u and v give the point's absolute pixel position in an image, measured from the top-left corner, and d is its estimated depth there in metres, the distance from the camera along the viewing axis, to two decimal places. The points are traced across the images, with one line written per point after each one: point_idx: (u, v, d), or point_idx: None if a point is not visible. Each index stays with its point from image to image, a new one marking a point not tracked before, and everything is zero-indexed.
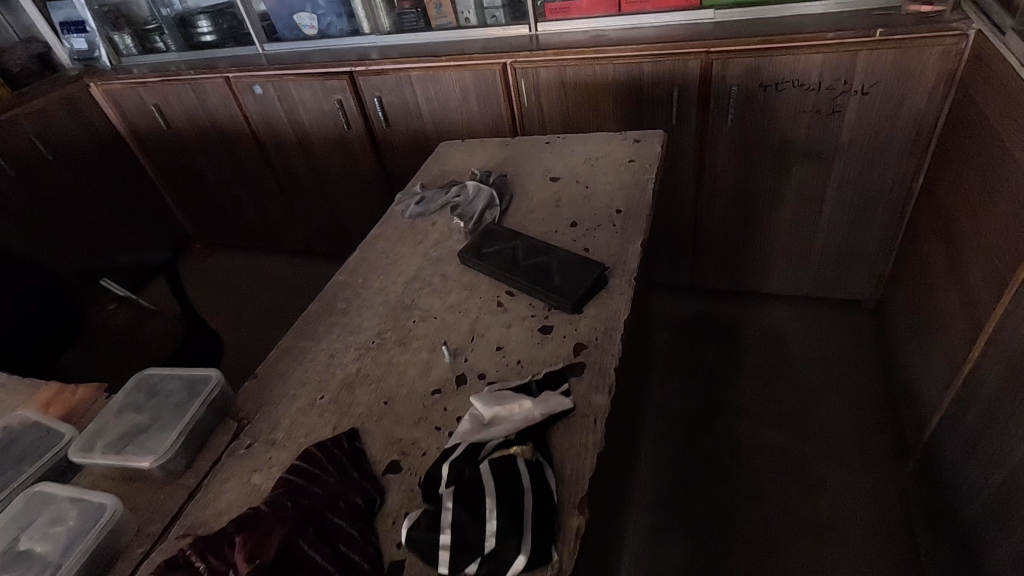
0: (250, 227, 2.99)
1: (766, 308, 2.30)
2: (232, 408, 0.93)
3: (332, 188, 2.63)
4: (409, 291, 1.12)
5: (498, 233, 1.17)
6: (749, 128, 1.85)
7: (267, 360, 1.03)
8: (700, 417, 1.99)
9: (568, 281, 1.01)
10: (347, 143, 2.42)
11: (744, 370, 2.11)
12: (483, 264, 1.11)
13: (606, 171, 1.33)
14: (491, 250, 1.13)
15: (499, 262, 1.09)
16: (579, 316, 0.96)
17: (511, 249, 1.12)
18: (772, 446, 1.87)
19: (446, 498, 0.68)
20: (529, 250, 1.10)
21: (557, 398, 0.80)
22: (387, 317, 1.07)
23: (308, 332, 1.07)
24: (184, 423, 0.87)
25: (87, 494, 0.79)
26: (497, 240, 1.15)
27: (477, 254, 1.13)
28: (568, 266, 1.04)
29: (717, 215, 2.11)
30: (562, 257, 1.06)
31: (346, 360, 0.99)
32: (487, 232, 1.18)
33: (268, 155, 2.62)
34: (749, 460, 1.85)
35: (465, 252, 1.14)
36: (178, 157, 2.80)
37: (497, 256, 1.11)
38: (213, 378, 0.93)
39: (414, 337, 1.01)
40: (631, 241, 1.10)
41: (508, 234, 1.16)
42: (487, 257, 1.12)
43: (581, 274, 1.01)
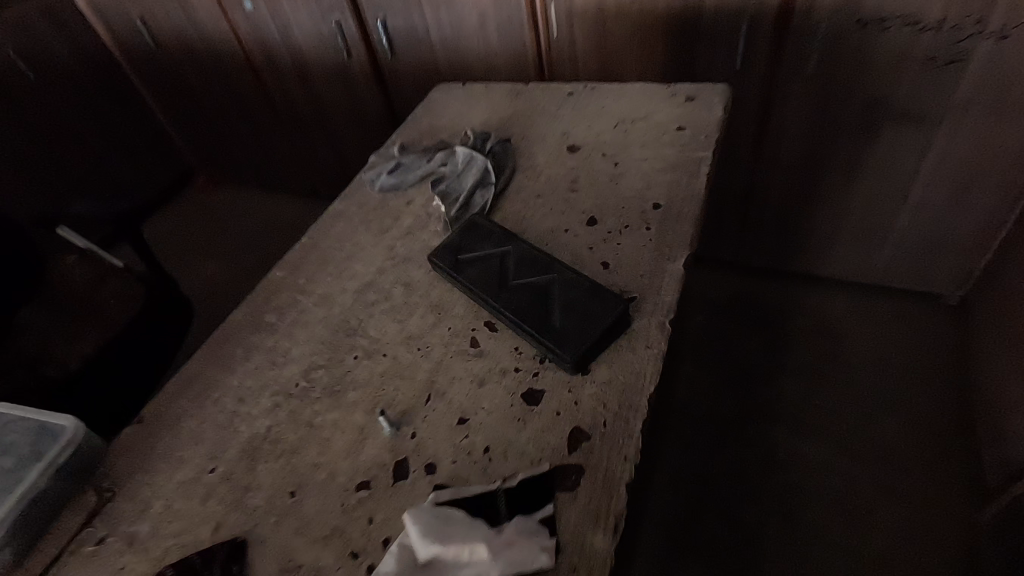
0: (253, 166, 2.57)
1: (817, 296, 1.75)
2: (97, 471, 0.69)
3: (336, 129, 2.18)
4: (358, 306, 0.82)
5: (484, 228, 0.84)
6: (834, 72, 1.33)
7: (159, 396, 0.76)
8: (723, 418, 1.57)
9: (572, 321, 0.68)
10: (349, 77, 1.96)
11: (784, 357, 1.66)
12: (459, 277, 0.78)
13: (642, 143, 0.97)
14: (472, 257, 0.80)
15: (481, 278, 0.77)
16: (583, 379, 0.65)
17: (500, 257, 0.79)
18: (815, 459, 1.45)
19: None
20: (523, 262, 0.77)
21: (529, 543, 0.53)
22: (322, 344, 0.78)
23: (219, 357, 0.80)
24: (9, 500, 0.62)
25: None
26: (483, 241, 0.82)
27: (453, 261, 0.81)
28: (574, 296, 0.70)
29: (779, 170, 1.55)
30: (568, 278, 0.72)
31: (256, 410, 0.72)
32: (470, 226, 0.85)
33: (265, 88, 2.17)
34: (782, 475, 1.43)
35: (436, 255, 0.82)
36: (176, 84, 2.32)
37: (479, 266, 0.79)
38: (67, 431, 0.67)
39: (351, 384, 0.72)
40: (668, 258, 0.77)
41: (499, 233, 0.82)
42: (466, 267, 0.79)
43: (592, 310, 0.68)
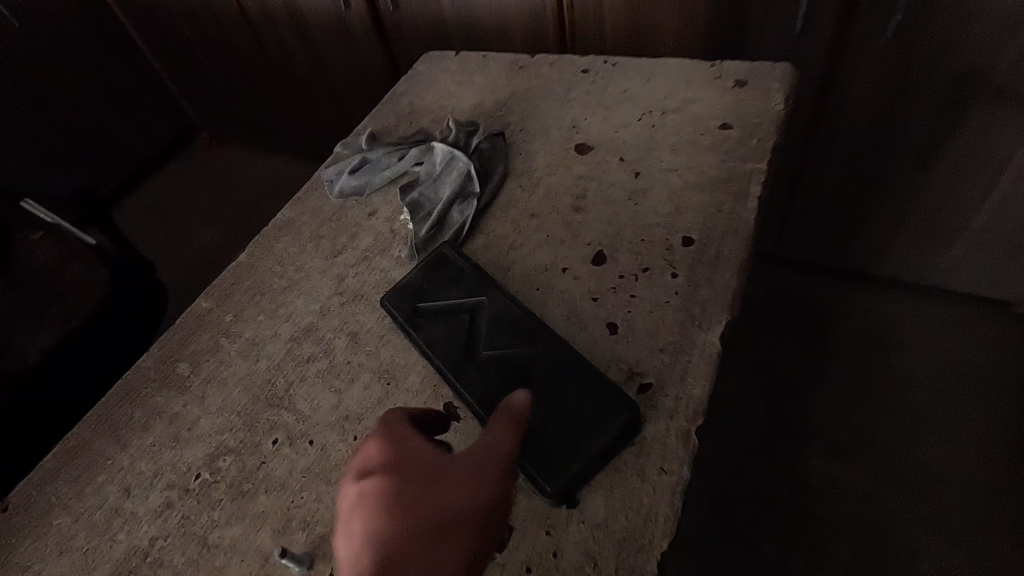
0: (255, 124, 1.86)
1: (881, 306, 1.19)
2: None
3: (339, 94, 1.57)
4: (288, 364, 0.63)
5: (457, 266, 0.63)
6: (929, 35, 0.82)
7: (35, 473, 0.60)
8: (750, 416, 1.12)
9: (553, 431, 0.48)
10: (350, 27, 1.36)
11: (846, 336, 1.17)
12: (415, 335, 0.59)
13: (673, 145, 0.74)
14: (436, 307, 0.61)
15: (444, 341, 0.58)
16: (569, 517, 0.46)
17: (471, 314, 0.59)
18: (872, 486, 1.00)
19: None
20: (501, 326, 0.57)
21: None
22: (239, 416, 0.60)
23: (114, 421, 0.63)
24: None
25: None
26: (452, 285, 0.62)
27: (411, 310, 0.61)
28: (561, 391, 0.50)
29: (836, 152, 1.02)
30: (556, 362, 0.52)
31: (143, 509, 0.55)
32: (436, 262, 0.64)
33: (259, 37, 1.54)
34: (821, 503, 1.00)
35: (393, 298, 0.63)
36: (159, 18, 1.64)
37: (443, 325, 0.59)
38: None
39: (263, 483, 0.54)
40: (697, 325, 0.56)
41: (474, 277, 0.62)
42: (425, 322, 0.60)
43: (584, 420, 0.48)
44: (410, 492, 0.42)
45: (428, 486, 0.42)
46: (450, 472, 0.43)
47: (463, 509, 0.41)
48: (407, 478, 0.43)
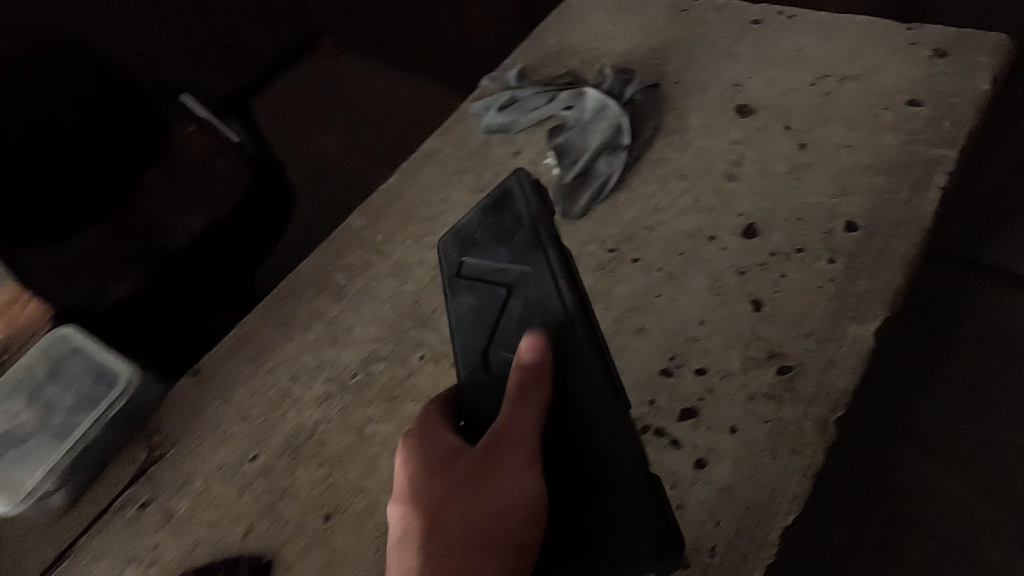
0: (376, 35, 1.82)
1: None
2: (148, 423, 0.66)
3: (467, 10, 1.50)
4: (434, 288, 0.69)
5: (513, 218, 0.52)
6: None
7: (219, 346, 0.71)
8: (869, 428, 0.88)
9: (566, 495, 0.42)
10: None
11: (1018, 338, 0.87)
12: (454, 305, 0.53)
13: (848, 119, 0.68)
14: (478, 272, 0.52)
15: (483, 322, 0.50)
16: (697, 476, 0.49)
17: (515, 294, 0.49)
18: (1002, 512, 0.79)
19: None
20: (535, 325, 0.47)
21: None
22: (389, 329, 0.67)
23: (281, 316, 0.72)
24: (64, 450, 0.61)
25: None
26: (504, 245, 0.51)
27: (452, 275, 0.54)
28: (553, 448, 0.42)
29: None
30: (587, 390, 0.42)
31: (308, 395, 0.64)
32: (498, 204, 0.53)
33: None
34: (938, 523, 0.80)
35: (446, 241, 0.55)
36: None
37: (477, 313, 0.51)
38: (121, 382, 0.65)
39: (410, 392, 0.61)
40: (850, 316, 0.54)
41: (528, 240, 0.50)
42: (462, 287, 0.53)
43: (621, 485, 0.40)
44: (419, 529, 0.39)
45: (433, 519, 0.38)
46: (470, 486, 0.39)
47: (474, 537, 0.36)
48: (410, 514, 0.40)
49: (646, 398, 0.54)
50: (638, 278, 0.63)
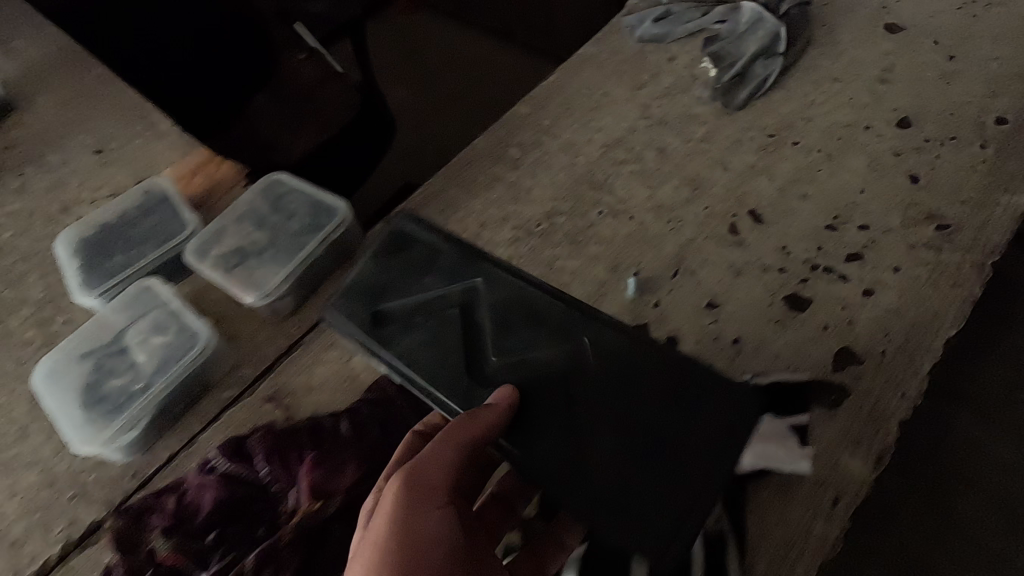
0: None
1: None
2: (355, 255, 0.77)
3: None
4: (605, 161, 0.78)
5: (422, 248, 0.62)
6: None
7: (408, 201, 0.82)
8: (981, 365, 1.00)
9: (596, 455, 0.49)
10: None
11: None
12: (395, 348, 0.58)
13: (995, 36, 0.76)
14: (417, 306, 0.60)
15: (444, 340, 0.57)
16: (865, 300, 0.58)
17: (464, 305, 0.59)
18: None
19: None
20: (518, 312, 0.56)
21: (787, 445, 0.50)
22: (566, 191, 0.77)
23: (462, 181, 0.82)
24: (297, 260, 0.72)
25: (186, 312, 0.70)
26: (428, 273, 0.61)
27: (384, 322, 0.60)
28: (553, 422, 0.50)
29: None
30: (597, 338, 0.53)
31: (498, 239, 0.74)
32: (395, 243, 0.63)
33: None
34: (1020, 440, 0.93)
35: (348, 296, 0.62)
36: None
37: (442, 334, 0.58)
38: (340, 213, 0.75)
39: (593, 238, 0.71)
40: (1000, 190, 0.63)
41: (456, 258, 0.61)
42: (400, 333, 0.59)
43: (669, 408, 0.49)
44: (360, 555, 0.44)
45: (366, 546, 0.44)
46: (382, 518, 0.44)
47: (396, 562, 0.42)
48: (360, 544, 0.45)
49: (814, 244, 0.63)
50: (798, 157, 0.71)
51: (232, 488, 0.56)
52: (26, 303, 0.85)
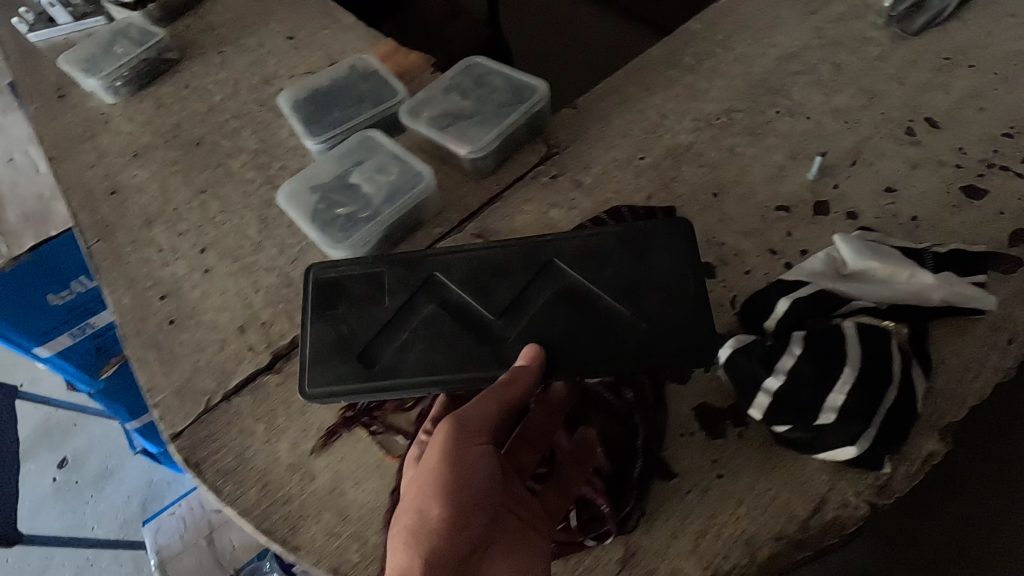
0: None
1: None
2: (544, 132, 0.86)
3: None
4: (781, 72, 0.86)
5: (359, 279, 0.65)
6: None
7: (590, 93, 0.91)
8: None
9: (623, 343, 0.57)
10: None
11: None
12: (402, 373, 0.59)
13: None
14: (395, 329, 0.62)
15: (441, 339, 0.61)
16: None
17: (434, 299, 0.63)
18: None
19: (793, 341, 0.51)
20: (485, 268, 0.64)
21: (969, 290, 0.58)
22: (743, 94, 0.84)
23: (639, 80, 0.90)
24: (504, 125, 0.82)
25: (407, 158, 0.81)
26: (381, 298, 0.64)
27: (369, 363, 0.61)
28: (575, 329, 0.58)
29: None
30: (560, 251, 0.63)
31: (678, 128, 0.83)
32: (326, 292, 0.65)
33: None
34: None
35: (314, 373, 0.61)
36: None
37: (435, 326, 0.61)
38: (540, 91, 0.85)
39: (771, 132, 0.79)
40: None
41: (388, 272, 0.65)
42: (401, 355, 0.60)
43: (653, 290, 0.59)
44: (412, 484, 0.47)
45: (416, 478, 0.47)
46: (432, 457, 0.47)
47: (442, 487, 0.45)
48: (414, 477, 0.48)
49: (991, 148, 0.70)
50: (975, 77, 0.77)
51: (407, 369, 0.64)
52: (244, 151, 0.98)
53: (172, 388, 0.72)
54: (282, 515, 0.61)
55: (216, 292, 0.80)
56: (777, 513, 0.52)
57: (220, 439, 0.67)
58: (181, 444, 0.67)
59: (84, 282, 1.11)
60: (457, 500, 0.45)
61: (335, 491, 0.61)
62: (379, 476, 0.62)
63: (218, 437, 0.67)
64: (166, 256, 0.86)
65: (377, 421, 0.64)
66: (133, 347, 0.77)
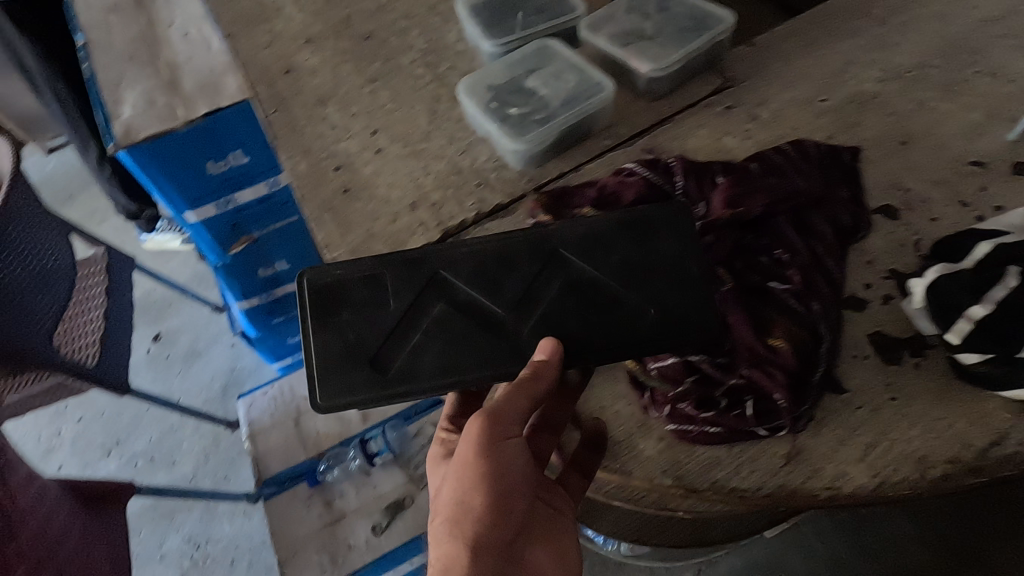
0: None
1: None
2: (720, 64, 0.86)
3: None
4: (983, 33, 0.82)
5: (354, 281, 0.60)
6: None
7: (770, 31, 0.89)
8: None
9: (645, 334, 0.56)
10: None
11: None
12: (418, 377, 0.56)
13: None
14: (403, 333, 0.58)
15: (452, 339, 0.57)
16: None
17: (440, 296, 0.59)
18: None
19: (1007, 274, 0.51)
20: (489, 256, 0.60)
21: None
22: (938, 51, 0.82)
23: (823, 25, 0.88)
24: (687, 49, 0.83)
25: (588, 69, 0.83)
26: (383, 300, 0.59)
27: (380, 371, 0.57)
28: (596, 319, 0.57)
29: None
30: (564, 239, 0.60)
31: (864, 76, 0.81)
32: (317, 303, 0.59)
33: None
34: None
35: (327, 392, 0.56)
36: None
37: (441, 321, 0.58)
38: (726, 20, 0.84)
39: (968, 90, 0.77)
40: None
41: (384, 271, 0.60)
42: (416, 357, 0.57)
43: (670, 276, 0.57)
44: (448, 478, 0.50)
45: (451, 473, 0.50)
46: (468, 453, 0.49)
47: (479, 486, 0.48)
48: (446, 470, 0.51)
49: None
50: None
51: None
52: (413, 49, 1.02)
53: (346, 248, 0.78)
54: None
55: (386, 171, 0.85)
56: (952, 439, 0.53)
57: None
58: None
59: (239, 156, 1.20)
60: (495, 491, 0.48)
61: None
62: None
63: None
64: (339, 133, 0.92)
65: None
66: (309, 208, 0.83)
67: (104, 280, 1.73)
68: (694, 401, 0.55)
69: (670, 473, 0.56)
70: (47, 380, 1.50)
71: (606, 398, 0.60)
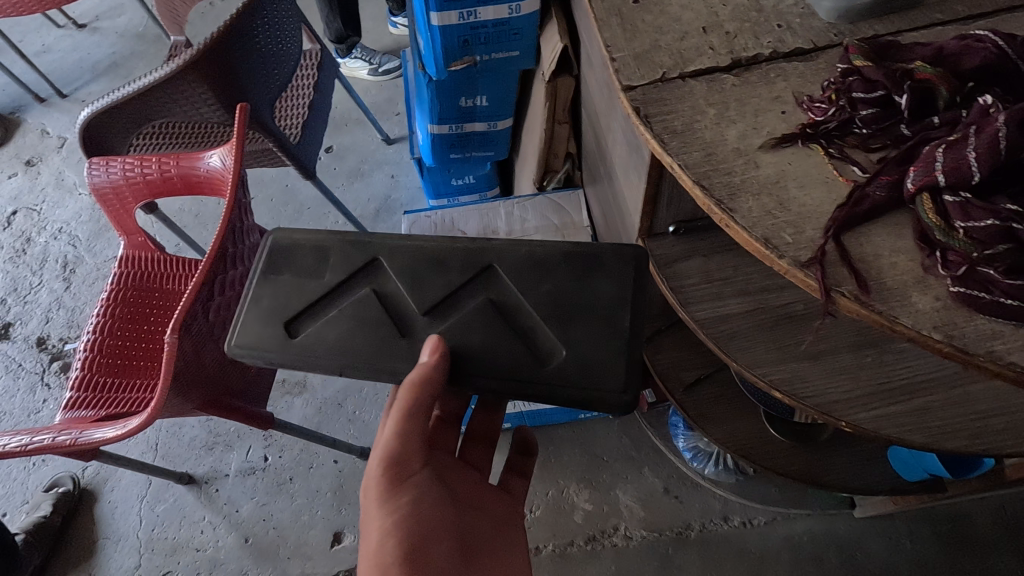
0: None
1: None
2: None
3: None
4: None
5: (305, 252, 0.95)
6: None
7: None
8: None
9: (529, 367, 0.84)
10: None
11: None
12: (320, 343, 0.89)
13: None
14: (322, 300, 0.92)
15: (361, 317, 0.90)
16: None
17: (368, 281, 0.92)
18: None
19: None
20: (429, 263, 0.92)
21: None
22: None
23: None
24: None
25: None
26: (322, 270, 0.93)
27: (293, 333, 0.90)
28: (494, 343, 0.86)
29: None
30: (495, 262, 0.90)
31: None
32: (272, 255, 0.95)
33: None
34: None
35: (246, 336, 0.90)
36: None
37: (363, 303, 0.90)
38: None
39: None
40: None
41: (332, 252, 0.94)
42: (327, 320, 0.90)
43: (547, 318, 0.86)
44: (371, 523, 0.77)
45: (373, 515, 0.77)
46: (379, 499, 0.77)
47: (392, 525, 0.76)
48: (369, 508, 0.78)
49: None
50: None
51: (896, 165, 0.60)
52: None
53: (629, 52, 0.78)
54: (721, 182, 0.65)
55: None
56: None
57: (671, 105, 0.72)
58: (634, 96, 0.73)
59: None
60: (402, 529, 0.76)
61: (778, 185, 0.64)
62: (826, 190, 0.63)
63: (670, 103, 0.72)
64: None
65: (835, 146, 0.66)
66: (597, 9, 0.83)
67: (316, 75, 1.87)
68: (1004, 268, 0.53)
69: (941, 329, 0.55)
70: (260, 144, 1.67)
71: (885, 249, 0.60)
